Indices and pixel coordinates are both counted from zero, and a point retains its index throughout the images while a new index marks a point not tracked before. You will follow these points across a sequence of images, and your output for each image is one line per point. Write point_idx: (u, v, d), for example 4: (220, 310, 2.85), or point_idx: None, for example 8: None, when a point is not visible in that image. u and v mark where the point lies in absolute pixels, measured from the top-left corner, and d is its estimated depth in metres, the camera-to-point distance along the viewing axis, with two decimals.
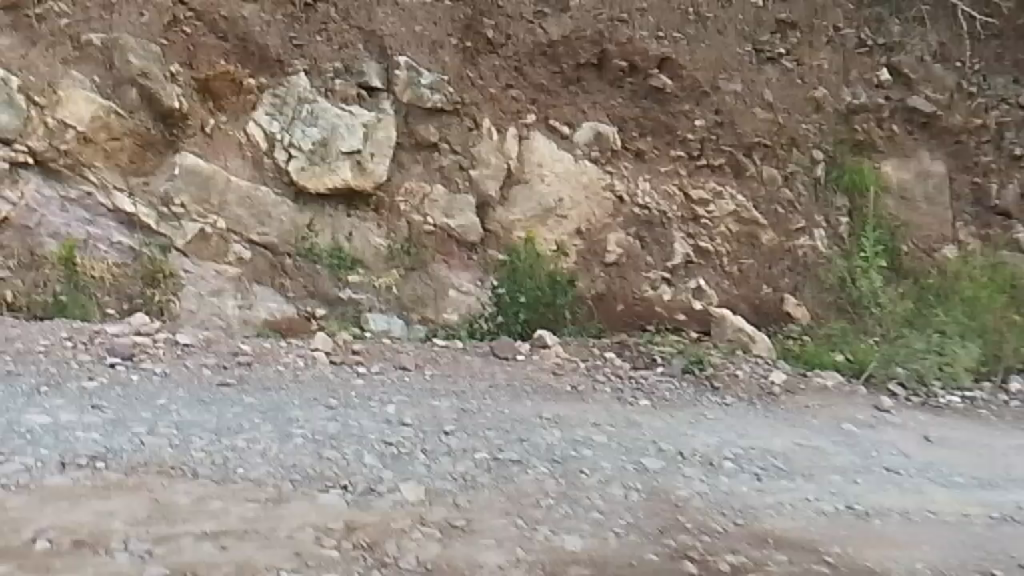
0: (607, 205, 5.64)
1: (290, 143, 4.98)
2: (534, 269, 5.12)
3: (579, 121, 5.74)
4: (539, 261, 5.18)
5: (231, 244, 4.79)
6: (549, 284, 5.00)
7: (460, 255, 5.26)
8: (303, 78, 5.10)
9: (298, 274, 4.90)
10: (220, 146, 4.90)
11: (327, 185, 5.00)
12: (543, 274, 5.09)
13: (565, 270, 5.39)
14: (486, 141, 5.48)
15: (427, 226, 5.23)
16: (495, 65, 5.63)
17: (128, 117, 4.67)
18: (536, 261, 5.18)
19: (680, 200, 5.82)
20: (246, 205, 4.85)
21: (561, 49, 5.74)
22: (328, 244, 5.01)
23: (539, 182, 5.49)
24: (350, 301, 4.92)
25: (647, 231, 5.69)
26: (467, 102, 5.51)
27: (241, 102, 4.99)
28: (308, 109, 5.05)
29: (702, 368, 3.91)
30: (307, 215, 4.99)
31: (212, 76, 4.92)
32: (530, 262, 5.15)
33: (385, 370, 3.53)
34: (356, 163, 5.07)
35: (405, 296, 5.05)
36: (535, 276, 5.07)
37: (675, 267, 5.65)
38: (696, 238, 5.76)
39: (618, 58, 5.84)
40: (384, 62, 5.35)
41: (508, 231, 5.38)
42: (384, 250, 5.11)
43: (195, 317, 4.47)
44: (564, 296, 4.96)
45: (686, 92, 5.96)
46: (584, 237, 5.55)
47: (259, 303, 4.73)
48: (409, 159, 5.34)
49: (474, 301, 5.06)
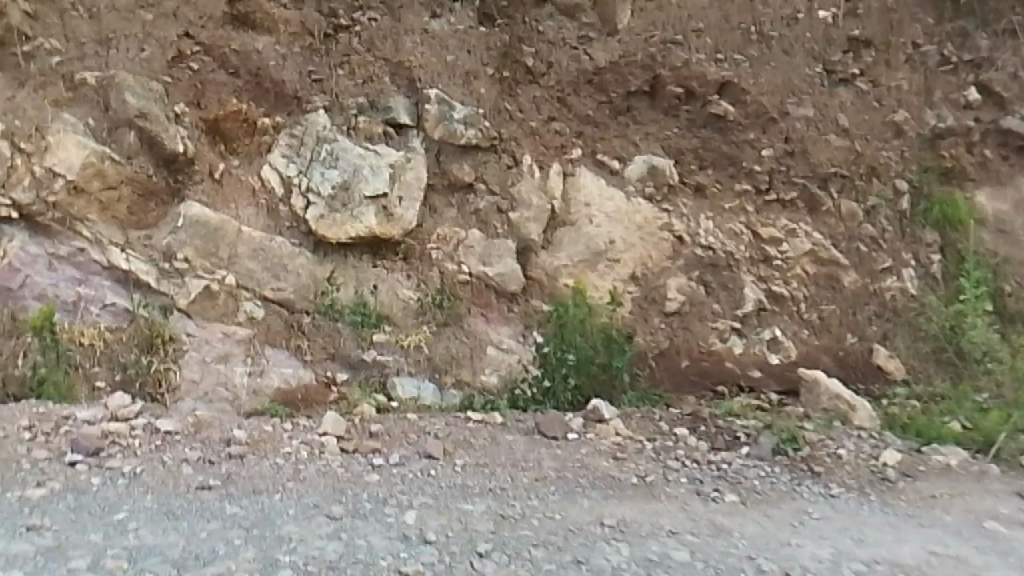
0: (666, 246, 4.97)
1: (307, 188, 4.43)
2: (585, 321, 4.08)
3: (630, 155, 5.11)
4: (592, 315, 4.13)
5: (242, 302, 4.22)
6: (606, 339, 3.99)
7: (499, 308, 4.64)
8: (322, 115, 4.57)
9: (316, 335, 4.26)
10: (230, 193, 4.37)
11: (349, 233, 4.42)
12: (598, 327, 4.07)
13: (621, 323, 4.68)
14: (526, 179, 4.89)
15: (462, 275, 4.61)
16: (536, 96, 5.05)
17: (126, 163, 4.17)
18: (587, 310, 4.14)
19: (748, 238, 5.12)
20: (258, 258, 4.30)
21: (609, 76, 5.16)
22: (352, 298, 4.40)
23: (587, 224, 4.87)
24: (375, 364, 4.25)
25: (713, 275, 5.00)
26: (505, 137, 4.93)
27: (254, 144, 4.49)
28: (327, 150, 4.49)
29: (797, 449, 3.21)
30: (328, 266, 4.42)
31: (221, 116, 4.43)
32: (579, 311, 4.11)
33: (405, 460, 2.88)
34: (381, 207, 4.49)
35: (437, 356, 4.36)
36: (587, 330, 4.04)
37: (747, 316, 4.92)
38: (768, 283, 5.05)
39: (672, 83, 5.21)
40: (413, 96, 4.81)
41: (554, 279, 4.76)
42: (413, 303, 4.48)
43: (198, 389, 3.88)
44: (626, 353, 3.96)
45: (750, 119, 5.29)
46: (640, 283, 4.89)
47: (271, 369, 4.07)
48: (441, 203, 4.76)
49: (516, 362, 4.39)
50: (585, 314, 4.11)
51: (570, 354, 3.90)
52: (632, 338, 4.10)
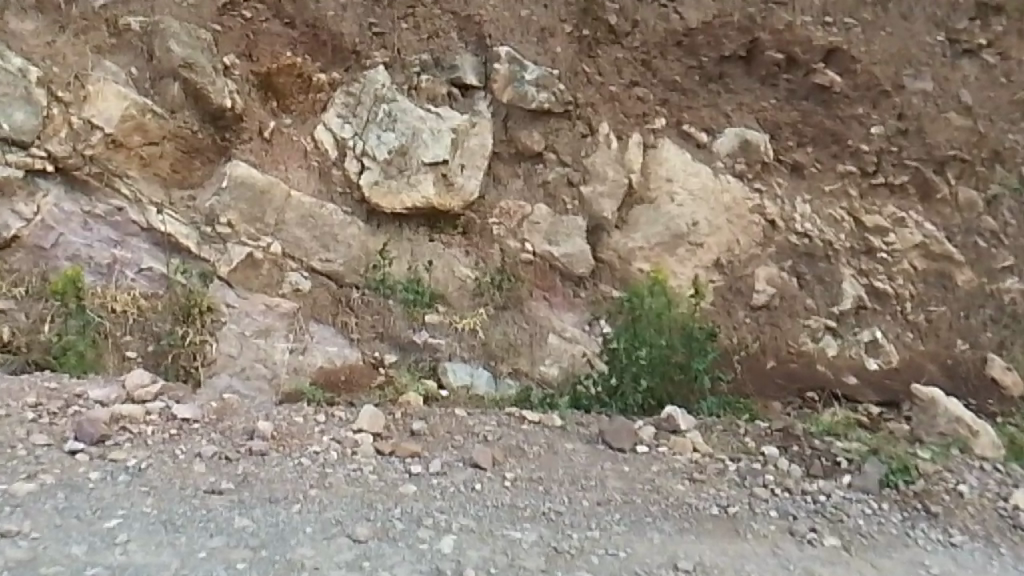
0: (755, 231, 4.53)
1: (362, 151, 4.06)
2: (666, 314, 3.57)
3: (720, 127, 4.64)
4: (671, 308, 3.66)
5: (287, 273, 3.90)
6: (687, 337, 3.46)
7: (565, 292, 4.23)
8: (381, 72, 4.17)
9: (365, 312, 3.91)
10: (280, 154, 4.04)
11: (405, 203, 4.04)
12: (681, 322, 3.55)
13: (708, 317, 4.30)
14: (602, 150, 4.43)
15: (525, 254, 4.21)
16: (618, 59, 4.56)
17: (169, 117, 3.87)
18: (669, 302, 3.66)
19: (849, 226, 4.61)
20: (306, 226, 3.97)
21: (700, 38, 4.62)
22: (404, 274, 4.03)
23: (668, 202, 4.42)
24: (427, 347, 3.88)
25: (807, 266, 4.54)
26: (581, 103, 4.47)
27: (309, 102, 4.14)
28: (385, 110, 4.10)
29: (909, 481, 2.74)
30: (381, 237, 4.06)
31: (274, 70, 4.08)
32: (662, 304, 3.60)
33: (448, 469, 2.49)
34: (440, 176, 4.09)
35: (493, 342, 3.97)
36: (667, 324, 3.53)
37: (844, 314, 4.46)
38: (869, 277, 4.54)
39: (772, 49, 4.66)
40: (483, 54, 4.37)
41: (626, 262, 4.34)
42: (471, 282, 4.10)
43: (235, 364, 3.61)
44: (711, 354, 3.46)
45: (858, 91, 4.70)
46: (725, 272, 4.46)
47: (314, 347, 3.76)
48: (507, 173, 4.34)
49: (579, 354, 3.96)
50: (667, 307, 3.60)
51: (648, 350, 3.38)
52: (715, 334, 3.64)
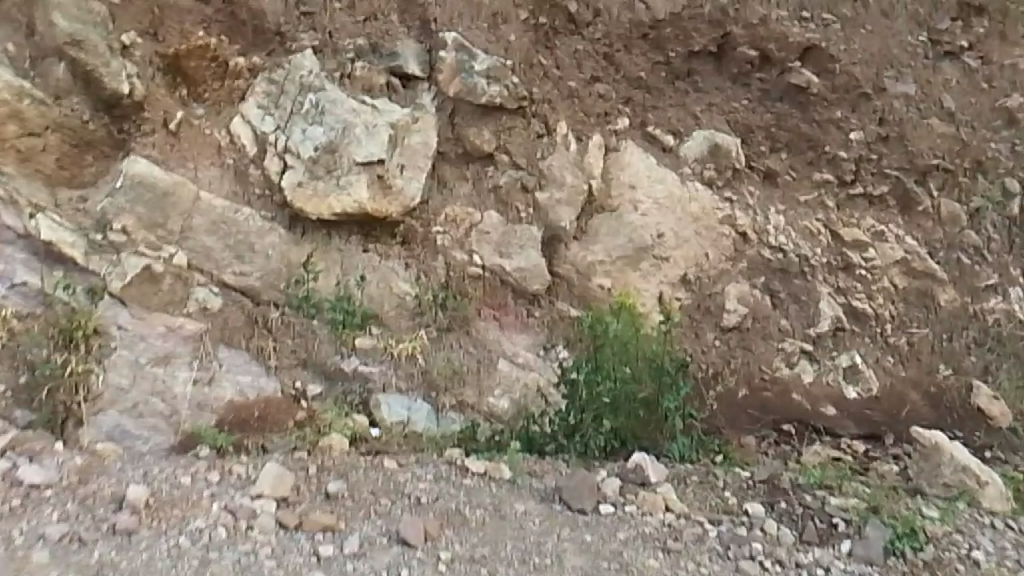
0: (725, 244, 4.12)
1: (285, 148, 3.53)
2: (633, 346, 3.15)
3: (688, 130, 4.23)
4: (639, 337, 3.24)
5: (192, 289, 3.34)
6: (657, 371, 3.08)
7: (517, 310, 3.76)
8: (309, 57, 3.65)
9: (286, 336, 3.39)
10: (189, 149, 3.50)
11: (333, 209, 3.51)
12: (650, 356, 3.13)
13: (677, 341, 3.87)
14: (559, 153, 3.98)
15: (473, 267, 3.73)
16: (578, 51, 4.11)
17: (53, 104, 3.30)
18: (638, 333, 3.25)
19: (826, 240, 4.23)
20: (217, 234, 3.43)
21: (668, 31, 4.20)
22: (332, 289, 3.52)
23: (630, 211, 4.00)
24: (356, 376, 3.38)
25: (782, 283, 4.13)
26: (537, 99, 4.00)
27: (225, 90, 3.60)
28: (312, 100, 3.57)
29: (917, 548, 2.43)
30: (307, 247, 3.54)
31: (184, 52, 3.52)
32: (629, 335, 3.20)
33: (369, 549, 2.20)
34: (376, 178, 3.58)
35: (435, 369, 3.47)
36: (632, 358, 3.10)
37: (821, 336, 4.07)
38: (847, 296, 4.16)
39: (745, 45, 4.26)
40: (427, 42, 3.87)
41: (585, 277, 3.89)
42: (409, 300, 3.60)
43: (125, 400, 3.07)
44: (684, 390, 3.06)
45: (837, 93, 4.33)
46: (693, 289, 4.03)
47: (222, 376, 3.23)
48: (453, 176, 3.86)
49: (533, 386, 3.48)
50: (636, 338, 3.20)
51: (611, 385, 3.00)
52: (687, 366, 3.22)
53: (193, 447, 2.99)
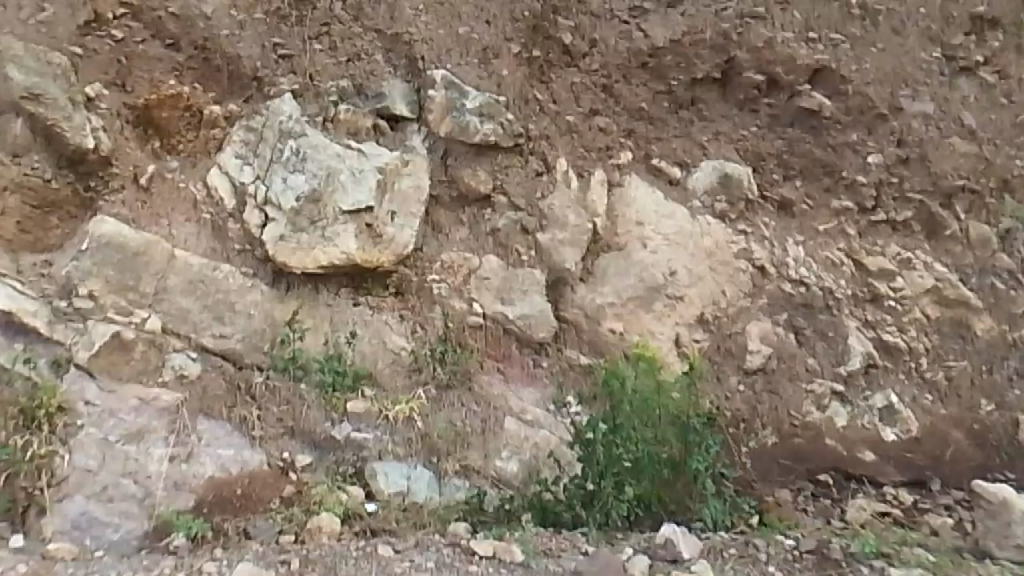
0: (743, 280, 3.84)
1: (266, 200, 3.27)
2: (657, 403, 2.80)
3: (696, 160, 3.99)
4: (663, 390, 2.92)
5: (168, 355, 3.07)
6: (683, 429, 2.77)
7: (522, 362, 3.47)
8: (287, 101, 3.42)
9: (271, 403, 3.09)
10: (163, 204, 3.26)
11: (318, 262, 3.25)
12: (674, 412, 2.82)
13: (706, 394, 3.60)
14: (560, 191, 3.73)
15: (473, 317, 3.45)
16: (575, 83, 3.88)
17: (11, 163, 3.07)
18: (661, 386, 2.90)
19: (850, 271, 3.93)
20: (194, 294, 3.16)
21: (669, 58, 3.97)
22: (320, 348, 3.23)
23: (639, 248, 3.72)
24: (349, 445, 3.06)
25: (806, 319, 3.84)
26: (534, 135, 3.77)
27: (200, 141, 3.38)
28: (293, 147, 3.33)
29: None
30: (292, 303, 3.26)
31: (154, 102, 3.31)
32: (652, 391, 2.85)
33: None
34: (364, 227, 3.32)
35: (435, 432, 3.14)
36: (655, 416, 2.77)
37: (854, 375, 3.76)
38: (877, 329, 3.86)
39: (751, 70, 4.02)
40: (414, 80, 3.65)
41: (595, 322, 3.60)
42: (405, 356, 3.31)
43: (93, 483, 2.77)
44: (713, 448, 2.78)
45: (851, 115, 4.04)
46: (711, 329, 3.75)
47: (201, 452, 2.92)
48: (448, 220, 3.61)
49: (548, 447, 3.15)
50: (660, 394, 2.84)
51: (633, 449, 2.69)
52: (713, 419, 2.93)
53: (168, 534, 2.71)
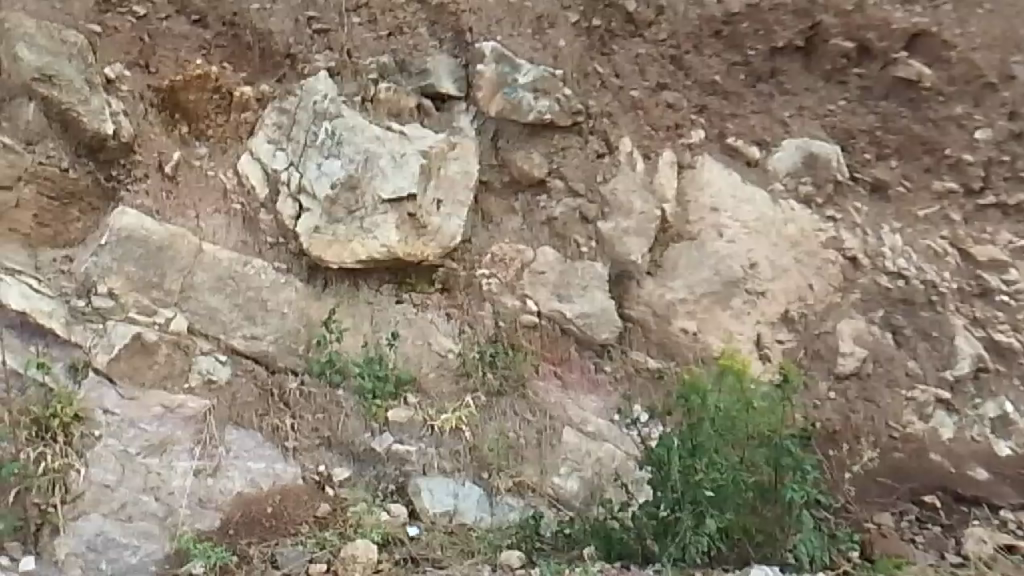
0: (833, 273, 3.43)
1: (299, 188, 2.98)
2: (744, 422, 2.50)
3: (777, 139, 3.58)
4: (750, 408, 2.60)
5: (194, 359, 2.80)
6: (775, 451, 2.43)
7: (582, 366, 3.13)
8: (322, 80, 3.12)
9: (305, 412, 2.80)
10: (190, 194, 3.02)
11: (357, 256, 2.94)
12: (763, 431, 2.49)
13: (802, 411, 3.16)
14: (624, 174, 3.35)
15: (528, 316, 3.11)
16: (640, 56, 3.49)
17: (25, 152, 2.86)
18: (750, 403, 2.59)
19: (956, 262, 3.45)
20: (223, 291, 2.89)
21: (745, 26, 3.55)
22: (359, 350, 2.92)
23: (714, 237, 3.34)
24: (391, 458, 2.75)
25: (905, 316, 3.40)
26: (595, 113, 3.39)
27: (230, 125, 3.12)
28: (327, 129, 3.02)
29: None
30: (329, 301, 2.97)
31: (180, 83, 3.06)
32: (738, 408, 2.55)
33: None
34: (407, 216, 2.98)
35: (486, 445, 2.82)
36: (739, 435, 2.47)
37: (961, 380, 3.29)
38: (988, 329, 3.36)
39: (838, 36, 3.57)
40: (461, 55, 3.31)
41: (665, 320, 3.24)
42: (452, 359, 2.98)
43: (110, 500, 2.52)
44: (811, 475, 2.40)
45: (955, 86, 3.53)
46: (796, 329, 3.36)
47: (229, 466, 2.65)
48: (500, 209, 3.27)
49: (622, 456, 2.83)
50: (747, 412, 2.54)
51: (715, 472, 2.37)
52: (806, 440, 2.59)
53: (185, 564, 2.42)
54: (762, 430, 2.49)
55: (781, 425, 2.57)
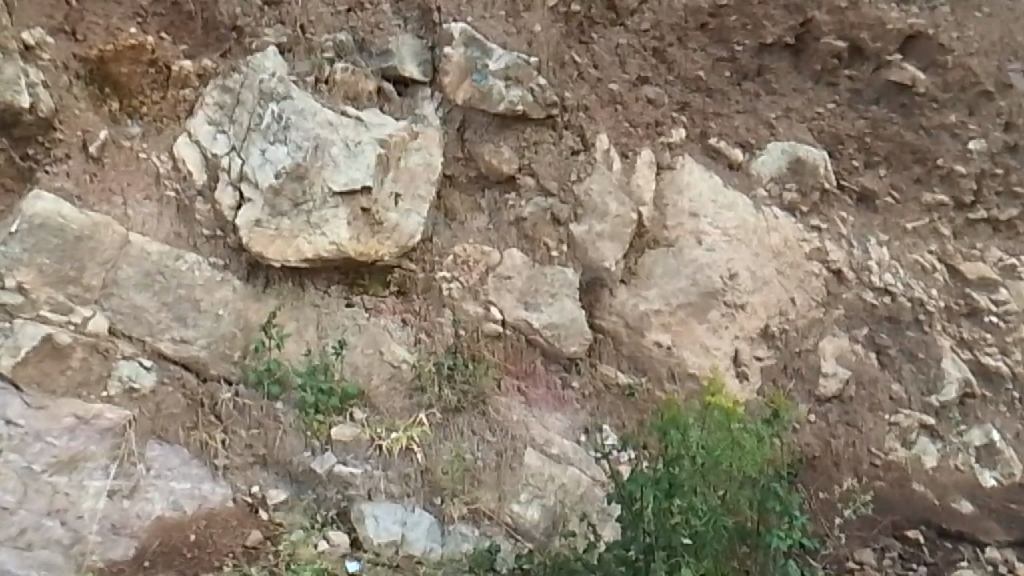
0: (816, 286, 3.23)
1: (241, 175, 2.68)
2: (729, 462, 2.28)
3: (762, 141, 3.36)
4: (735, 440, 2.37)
5: (114, 364, 2.51)
6: (760, 493, 2.30)
7: (548, 381, 2.90)
8: (271, 56, 2.82)
9: (238, 427, 2.52)
10: (117, 178, 2.71)
11: (302, 254, 2.66)
12: (748, 471, 2.32)
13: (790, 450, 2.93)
14: (600, 173, 3.09)
15: (491, 324, 2.85)
16: (620, 45, 3.23)
17: None
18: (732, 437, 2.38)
19: (943, 278, 3.26)
20: (150, 289, 2.60)
21: (733, 19, 3.30)
22: (301, 359, 2.65)
23: (693, 245, 3.11)
24: (332, 480, 2.49)
25: (890, 335, 3.21)
26: (570, 106, 3.12)
27: (167, 103, 2.82)
28: (275, 112, 2.72)
29: None
30: (271, 303, 2.68)
31: (110, 53, 2.74)
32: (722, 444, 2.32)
33: None
34: (360, 212, 2.70)
35: (439, 468, 2.55)
36: (722, 477, 2.26)
37: (947, 407, 3.11)
38: (975, 350, 3.18)
39: (830, 35, 3.34)
40: (427, 37, 3.03)
41: (637, 332, 3.00)
42: (405, 371, 2.72)
43: (8, 525, 2.22)
44: (797, 520, 2.30)
45: (949, 92, 3.32)
46: (776, 345, 3.15)
47: (148, 486, 2.37)
48: (465, 206, 3.01)
49: (589, 483, 2.61)
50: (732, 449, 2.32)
51: (694, 518, 2.17)
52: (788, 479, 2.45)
53: None
54: (746, 470, 2.32)
55: (765, 462, 2.41)
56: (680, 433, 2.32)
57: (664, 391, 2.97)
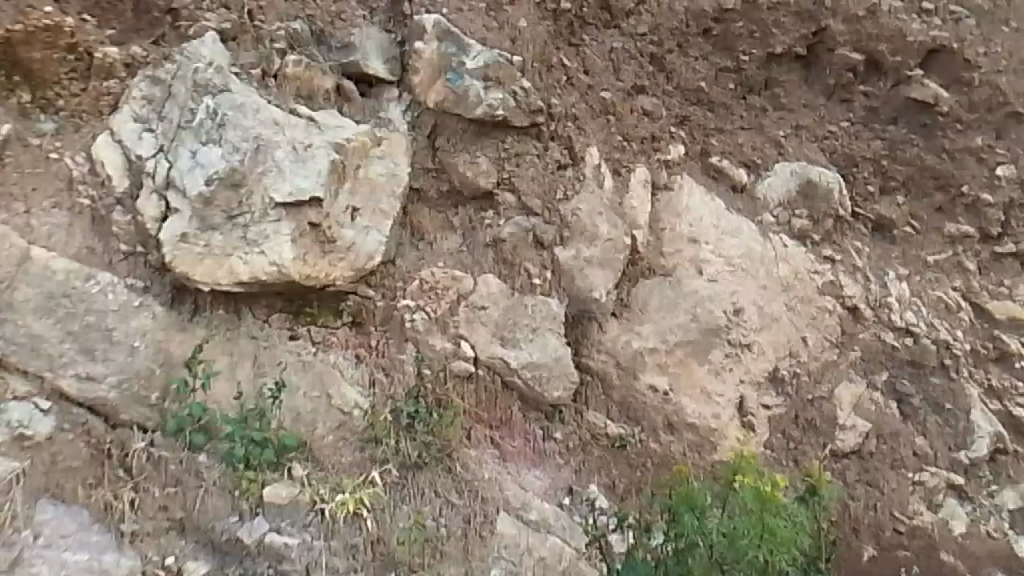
0: (830, 325, 2.86)
1: (167, 181, 2.26)
2: (756, 552, 2.07)
3: (769, 161, 3.00)
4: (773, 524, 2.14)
5: (4, 405, 2.07)
6: None
7: (528, 431, 2.49)
8: (209, 43, 2.41)
9: (152, 484, 2.08)
10: (21, 182, 2.27)
11: (235, 276, 2.23)
12: (779, 562, 2.10)
13: (826, 532, 2.51)
14: (589, 191, 2.70)
15: (462, 363, 2.44)
16: (614, 49, 2.87)
17: None
18: (763, 520, 2.14)
19: (970, 319, 2.90)
20: (53, 314, 2.16)
21: (739, 25, 2.96)
22: (231, 402, 2.23)
23: (694, 275, 2.73)
24: (263, 553, 2.03)
25: (913, 381, 2.84)
26: (557, 114, 2.74)
27: (88, 97, 2.40)
28: (209, 106, 2.30)
29: None
30: (200, 333, 2.26)
31: (20, 35, 2.31)
32: (750, 530, 2.10)
33: None
34: (307, 228, 2.28)
35: (395, 538, 2.13)
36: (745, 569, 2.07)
37: (977, 465, 2.74)
38: (1005, 401, 2.81)
39: (846, 45, 3.00)
40: (396, 32, 2.67)
41: (629, 375, 2.61)
42: (357, 419, 2.30)
43: None
44: None
45: (975, 113, 2.98)
46: (787, 392, 2.77)
47: (34, 557, 1.90)
48: (434, 225, 2.61)
49: (571, 551, 2.24)
50: (762, 537, 2.10)
51: None
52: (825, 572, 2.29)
53: None
54: (774, 560, 2.09)
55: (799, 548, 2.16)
56: (696, 517, 2.17)
57: (660, 443, 2.57)
